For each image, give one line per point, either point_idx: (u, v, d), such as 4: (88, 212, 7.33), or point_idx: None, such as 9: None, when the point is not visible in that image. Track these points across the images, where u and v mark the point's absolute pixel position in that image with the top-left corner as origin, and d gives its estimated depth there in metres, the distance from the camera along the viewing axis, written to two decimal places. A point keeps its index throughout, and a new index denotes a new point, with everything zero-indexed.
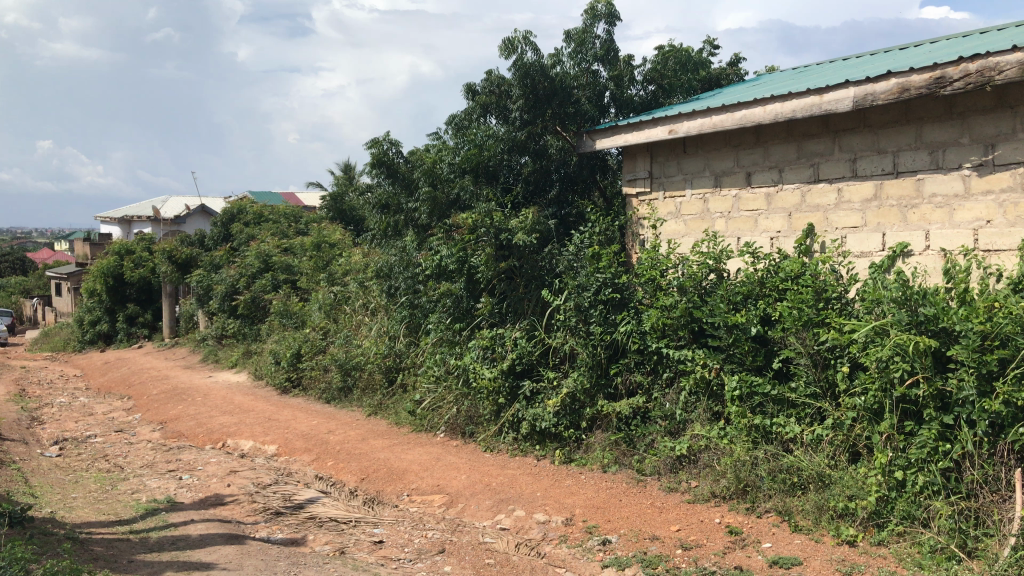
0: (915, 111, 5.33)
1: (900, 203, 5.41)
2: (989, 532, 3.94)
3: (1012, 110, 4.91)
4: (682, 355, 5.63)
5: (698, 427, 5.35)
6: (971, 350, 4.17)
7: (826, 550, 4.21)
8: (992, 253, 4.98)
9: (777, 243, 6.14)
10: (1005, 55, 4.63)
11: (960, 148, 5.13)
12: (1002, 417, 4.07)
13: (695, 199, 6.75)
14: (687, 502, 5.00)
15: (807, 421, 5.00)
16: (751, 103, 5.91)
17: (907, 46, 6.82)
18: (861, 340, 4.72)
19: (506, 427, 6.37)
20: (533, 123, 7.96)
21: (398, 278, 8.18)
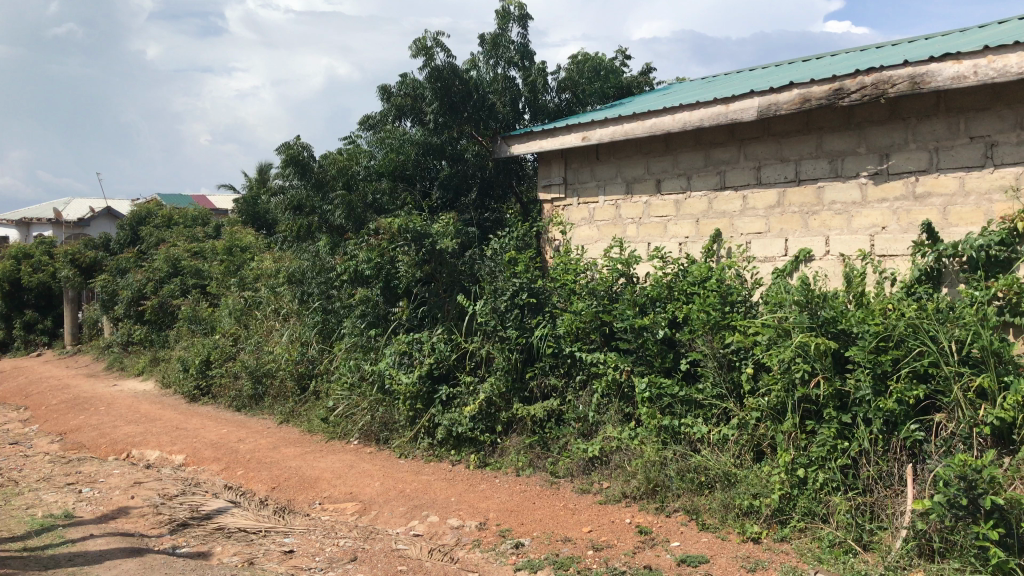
0: (816, 121, 5.53)
1: (802, 210, 5.62)
2: (883, 526, 4.13)
3: (904, 122, 5.13)
4: (595, 358, 5.71)
5: (610, 428, 5.44)
6: (867, 351, 4.38)
7: (731, 547, 4.32)
8: (887, 258, 5.21)
9: (686, 248, 6.29)
10: (897, 69, 4.83)
11: (857, 157, 5.35)
12: (896, 416, 4.27)
13: (608, 205, 6.85)
14: (599, 503, 5.07)
15: (713, 421, 5.12)
16: (660, 112, 6.03)
17: (808, 58, 7.08)
18: (764, 342, 4.88)
19: (421, 433, 6.33)
20: (448, 127, 8.03)
21: (311, 284, 8.05)
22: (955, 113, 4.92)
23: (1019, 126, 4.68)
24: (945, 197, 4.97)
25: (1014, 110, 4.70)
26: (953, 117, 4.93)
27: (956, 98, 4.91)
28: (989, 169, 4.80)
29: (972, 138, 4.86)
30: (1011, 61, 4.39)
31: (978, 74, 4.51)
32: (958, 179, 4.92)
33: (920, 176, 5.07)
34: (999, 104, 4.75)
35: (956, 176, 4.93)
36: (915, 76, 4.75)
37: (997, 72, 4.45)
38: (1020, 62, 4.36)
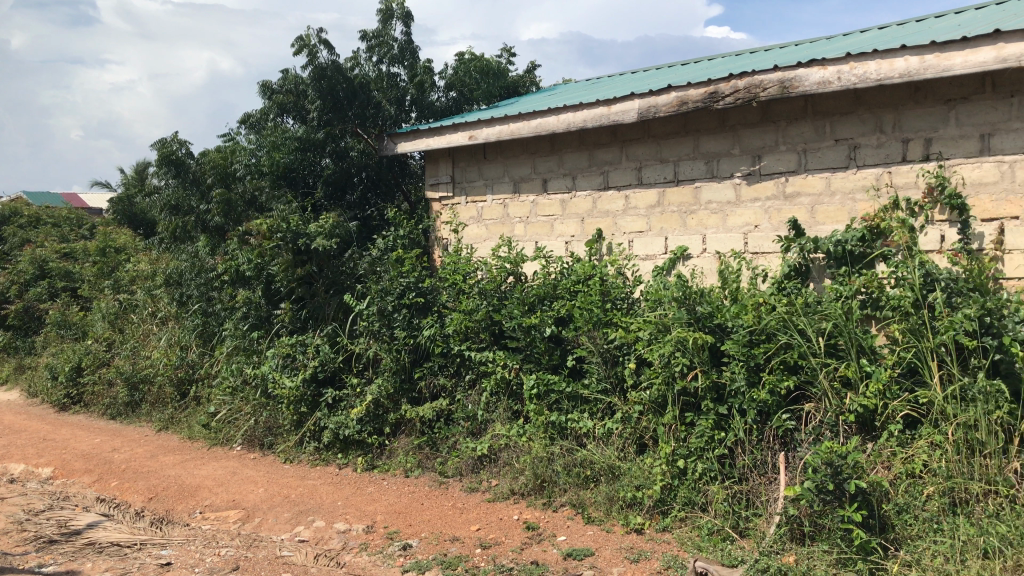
0: (693, 123, 5.71)
1: (681, 210, 5.80)
2: (758, 512, 4.28)
3: (775, 125, 5.36)
4: (484, 357, 5.74)
5: (498, 427, 5.47)
6: (741, 345, 4.57)
7: (615, 539, 4.42)
8: (759, 255, 5.43)
9: (571, 247, 6.40)
10: (768, 74, 5.03)
11: (732, 158, 5.55)
12: (769, 406, 4.46)
13: (496, 204, 6.89)
14: (488, 501, 5.09)
15: (598, 416, 5.21)
16: (545, 112, 6.10)
17: (687, 63, 7.30)
18: (645, 338, 5.02)
19: (307, 437, 6.21)
20: (331, 125, 7.84)
21: (190, 285, 7.76)
22: (821, 117, 5.15)
23: (878, 129, 4.94)
24: (812, 196, 5.20)
25: (874, 114, 4.95)
26: (819, 121, 5.17)
27: (822, 103, 5.15)
28: (852, 170, 5.05)
29: (836, 141, 5.10)
30: (870, 68, 4.63)
31: (841, 80, 4.73)
32: (825, 179, 5.16)
33: (790, 176, 5.30)
34: (860, 108, 5.00)
35: (822, 177, 5.17)
36: (784, 81, 4.95)
37: (857, 79, 4.68)
38: (878, 69, 4.60)
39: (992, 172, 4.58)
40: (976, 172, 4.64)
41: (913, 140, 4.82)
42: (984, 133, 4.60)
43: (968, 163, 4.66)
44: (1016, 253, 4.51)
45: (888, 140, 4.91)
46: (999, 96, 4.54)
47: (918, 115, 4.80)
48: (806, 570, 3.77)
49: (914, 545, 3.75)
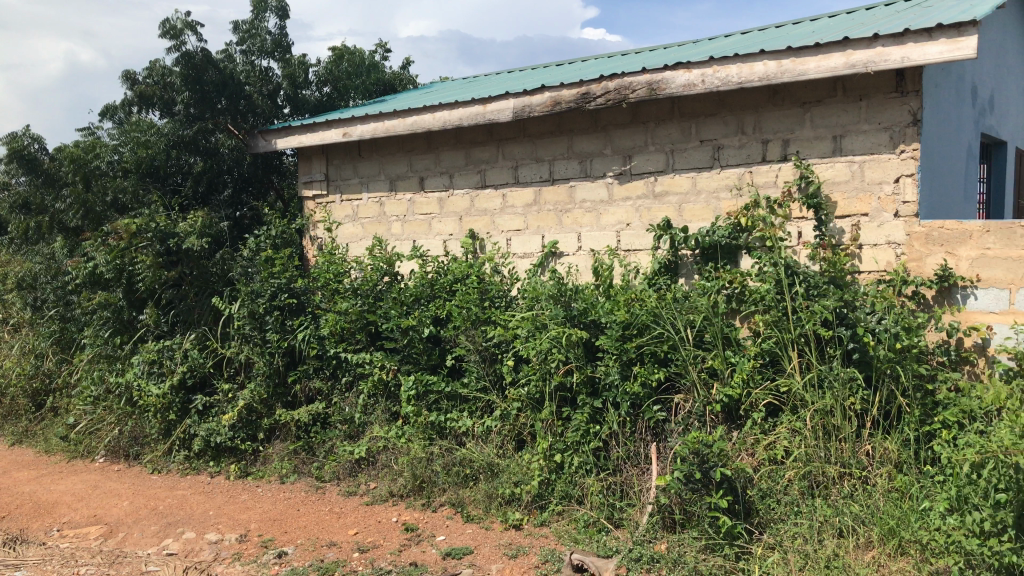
0: (567, 123, 5.80)
1: (556, 209, 5.89)
2: (632, 503, 4.39)
3: (644, 125, 5.50)
4: (360, 359, 5.65)
5: (376, 429, 5.41)
6: (614, 339, 4.68)
7: (494, 536, 4.44)
8: (631, 253, 5.59)
9: (449, 245, 6.40)
10: (637, 76, 5.15)
11: (604, 158, 5.67)
12: (641, 398, 4.58)
13: (372, 202, 6.80)
14: (366, 504, 5.02)
15: (477, 414, 5.22)
16: (420, 110, 6.06)
17: (563, 64, 7.39)
18: (522, 335, 5.06)
19: (176, 446, 5.96)
20: (202, 119, 7.55)
21: (45, 289, 7.31)
22: (688, 118, 5.33)
23: (740, 130, 5.14)
24: (680, 195, 5.38)
25: (736, 116, 5.15)
26: (686, 122, 5.34)
27: (688, 105, 5.32)
28: (716, 169, 5.24)
29: (701, 142, 5.29)
30: (732, 71, 4.80)
31: (706, 82, 4.90)
32: (691, 178, 5.33)
33: (658, 175, 5.45)
34: (724, 110, 5.19)
35: (689, 177, 5.34)
36: (652, 83, 5.08)
37: (720, 82, 4.85)
38: (739, 72, 4.78)
39: (843, 172, 4.82)
40: (829, 172, 4.87)
41: (773, 141, 5.03)
42: (835, 135, 4.83)
43: (822, 163, 4.88)
44: (867, 248, 4.76)
45: (750, 141, 5.12)
46: (847, 100, 4.78)
47: (777, 118, 5.02)
48: (677, 556, 3.88)
49: (776, 528, 3.93)
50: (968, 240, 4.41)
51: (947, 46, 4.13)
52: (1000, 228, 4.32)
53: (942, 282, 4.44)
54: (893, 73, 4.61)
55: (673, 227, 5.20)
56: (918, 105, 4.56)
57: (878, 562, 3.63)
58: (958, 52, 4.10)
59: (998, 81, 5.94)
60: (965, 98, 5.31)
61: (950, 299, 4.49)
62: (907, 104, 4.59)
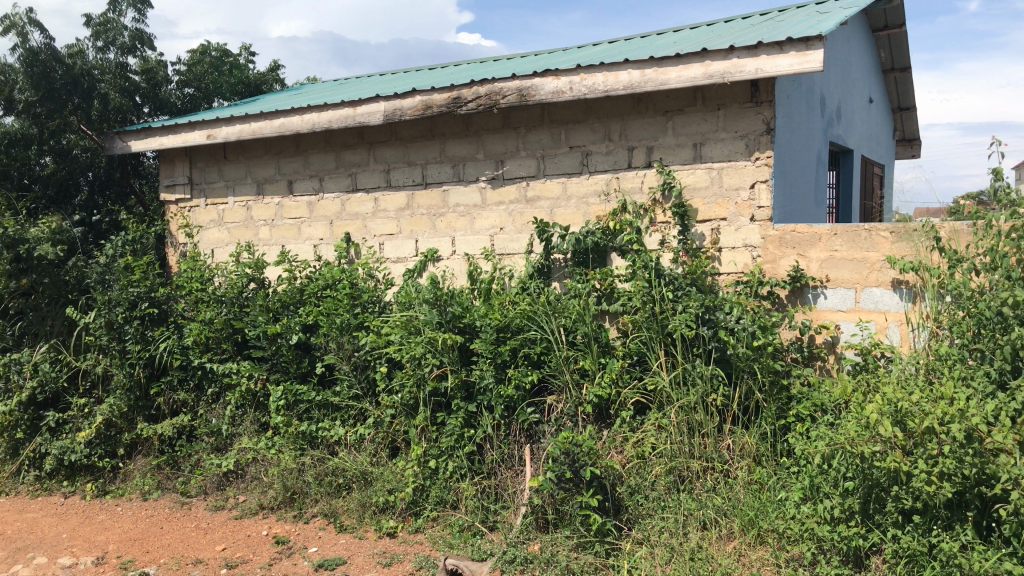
0: (438, 127, 5.79)
1: (429, 213, 5.88)
2: (506, 505, 4.42)
3: (515, 131, 5.56)
4: (227, 368, 5.47)
5: (244, 440, 5.25)
6: (488, 343, 4.70)
7: (368, 545, 4.38)
8: (505, 256, 5.63)
9: (320, 250, 6.28)
10: (506, 82, 5.20)
11: (476, 162, 5.70)
12: (514, 401, 4.63)
13: (238, 207, 6.60)
14: (234, 518, 4.86)
15: (350, 423, 5.15)
16: (288, 112, 5.92)
17: (434, 68, 7.38)
18: (395, 340, 5.01)
19: (25, 465, 5.62)
20: (49, 118, 7.16)
21: None
22: (557, 124, 5.42)
23: (607, 137, 5.27)
24: (551, 200, 5.46)
25: (603, 123, 5.28)
26: (555, 128, 5.43)
27: (557, 111, 5.41)
28: (585, 175, 5.35)
29: (571, 148, 5.39)
30: (598, 79, 4.92)
31: (573, 90, 5.00)
32: (561, 183, 5.43)
33: (529, 180, 5.52)
34: (592, 117, 5.31)
35: (559, 182, 5.43)
36: (521, 89, 5.15)
37: (587, 89, 4.96)
38: (605, 80, 4.90)
39: (703, 178, 5.02)
40: (691, 178, 5.05)
41: (638, 148, 5.19)
42: (696, 142, 5.02)
43: (684, 169, 5.07)
44: (727, 251, 4.96)
45: (616, 147, 5.25)
46: (707, 109, 4.97)
47: (641, 125, 5.17)
48: (550, 556, 3.93)
49: (644, 523, 4.05)
50: (818, 243, 4.67)
51: (797, 59, 4.36)
52: (845, 231, 4.59)
53: (795, 283, 4.68)
54: (748, 84, 4.83)
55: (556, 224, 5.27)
56: (770, 115, 4.79)
57: (738, 552, 3.79)
58: (806, 64, 4.33)
59: (844, 92, 6.32)
60: (814, 109, 5.63)
61: (803, 299, 4.75)
62: (761, 113, 4.82)
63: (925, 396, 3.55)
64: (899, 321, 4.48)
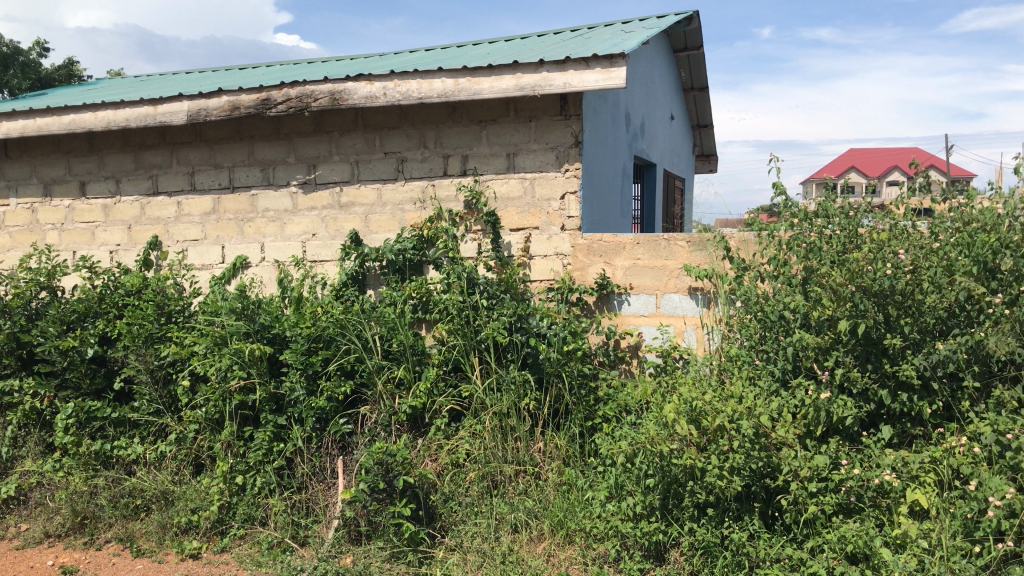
0: (246, 129, 5.58)
1: (237, 218, 5.66)
2: (317, 519, 4.32)
3: (328, 135, 5.45)
4: (8, 386, 5.05)
5: (27, 463, 4.84)
6: (299, 353, 4.56)
7: (168, 569, 4.13)
8: (318, 263, 5.51)
9: (117, 256, 5.90)
10: (318, 85, 5.08)
11: (287, 166, 5.54)
12: (327, 412, 4.54)
13: (22, 209, 6.09)
14: (15, 548, 4.44)
15: (149, 440, 4.87)
16: (79, 108, 5.51)
17: (244, 67, 7.11)
18: (200, 351, 4.75)
19: None
20: None
21: None
22: (371, 130, 5.36)
23: (422, 144, 5.27)
24: (366, 206, 5.39)
25: (418, 130, 5.27)
26: (369, 134, 5.37)
27: (371, 116, 5.34)
28: (400, 182, 5.32)
29: (385, 154, 5.34)
30: (412, 86, 4.90)
31: (387, 95, 4.95)
32: (376, 190, 5.37)
33: (343, 186, 5.43)
34: (406, 123, 5.29)
35: (374, 188, 5.37)
36: (334, 93, 5.05)
37: (401, 96, 4.93)
38: (419, 88, 4.89)
39: (516, 188, 5.12)
40: (504, 187, 5.14)
41: (452, 156, 5.22)
42: (509, 152, 5.12)
43: (498, 179, 5.15)
44: (538, 259, 5.08)
45: (431, 155, 5.26)
46: (519, 120, 5.08)
47: (456, 134, 5.21)
48: (363, 568, 3.86)
49: (457, 529, 4.07)
50: (622, 251, 4.87)
51: (602, 75, 4.54)
52: (647, 240, 4.82)
53: (602, 290, 4.87)
54: (557, 98, 4.97)
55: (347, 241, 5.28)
56: (579, 128, 4.96)
57: (548, 552, 3.89)
58: (611, 81, 4.52)
59: (647, 109, 6.65)
60: (619, 124, 5.89)
61: (609, 305, 4.95)
62: (570, 126, 4.97)
63: (717, 395, 3.78)
64: (695, 325, 4.76)
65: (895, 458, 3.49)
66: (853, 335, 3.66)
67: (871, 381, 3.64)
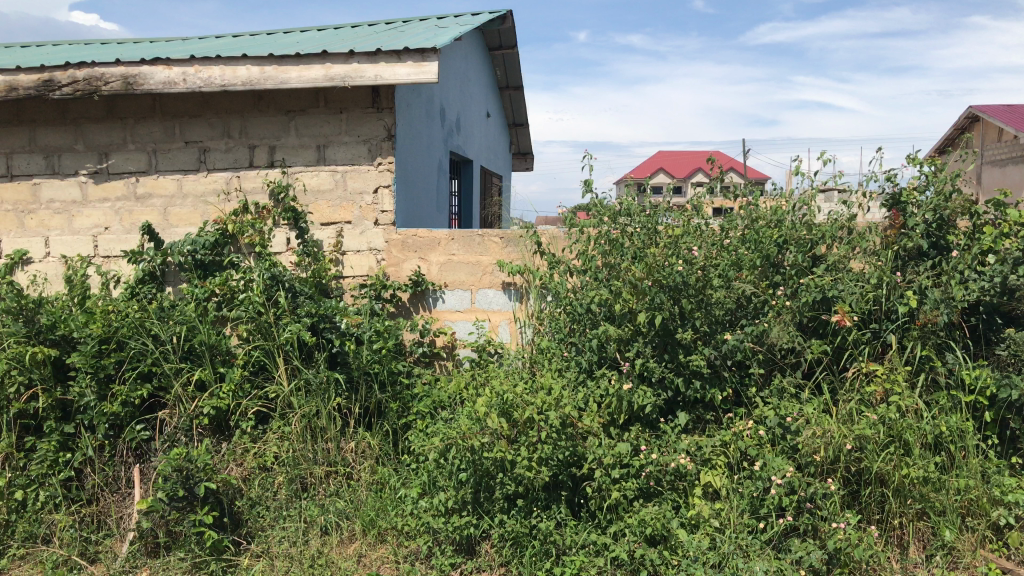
0: (27, 112, 5.13)
1: (16, 209, 5.20)
2: (110, 533, 4.04)
3: (121, 121, 5.09)
4: None
5: None
6: (88, 356, 4.21)
7: None
8: (110, 260, 5.14)
9: None
10: (109, 68, 4.72)
11: (75, 154, 5.13)
12: (121, 417, 4.24)
13: None
14: None
15: None
16: None
17: (28, 45, 6.54)
18: None
19: None
20: None
21: None
22: (169, 117, 5.06)
23: (226, 134, 5.04)
24: (164, 198, 5.08)
25: (222, 119, 5.03)
26: (168, 122, 5.06)
27: (170, 103, 5.04)
28: (202, 173, 5.06)
29: (186, 143, 5.06)
30: (214, 73, 4.66)
31: (187, 82, 4.69)
32: (176, 181, 5.08)
33: (139, 176, 5.09)
34: (209, 111, 5.03)
35: (173, 179, 5.08)
36: (127, 76, 4.71)
37: (203, 82, 4.68)
38: (222, 75, 4.66)
39: (326, 181, 4.99)
40: (314, 180, 5.00)
41: (259, 147, 5.02)
42: (319, 145, 4.98)
43: (307, 171, 5.00)
44: (350, 254, 4.98)
45: (236, 145, 5.04)
46: (329, 111, 4.95)
47: (262, 124, 5.01)
48: None
49: (264, 535, 3.91)
50: (437, 247, 4.86)
51: (414, 69, 4.51)
52: (461, 236, 4.83)
53: (417, 287, 4.83)
54: (369, 90, 4.88)
55: (125, 252, 4.90)
56: (391, 121, 4.90)
57: (359, 553, 3.81)
58: (423, 75, 4.50)
59: (463, 105, 6.67)
60: (434, 119, 5.87)
61: (424, 302, 4.92)
62: (382, 119, 4.90)
63: (527, 388, 3.83)
64: (508, 320, 4.84)
65: (689, 443, 3.68)
66: (652, 327, 3.82)
67: (667, 370, 3.82)
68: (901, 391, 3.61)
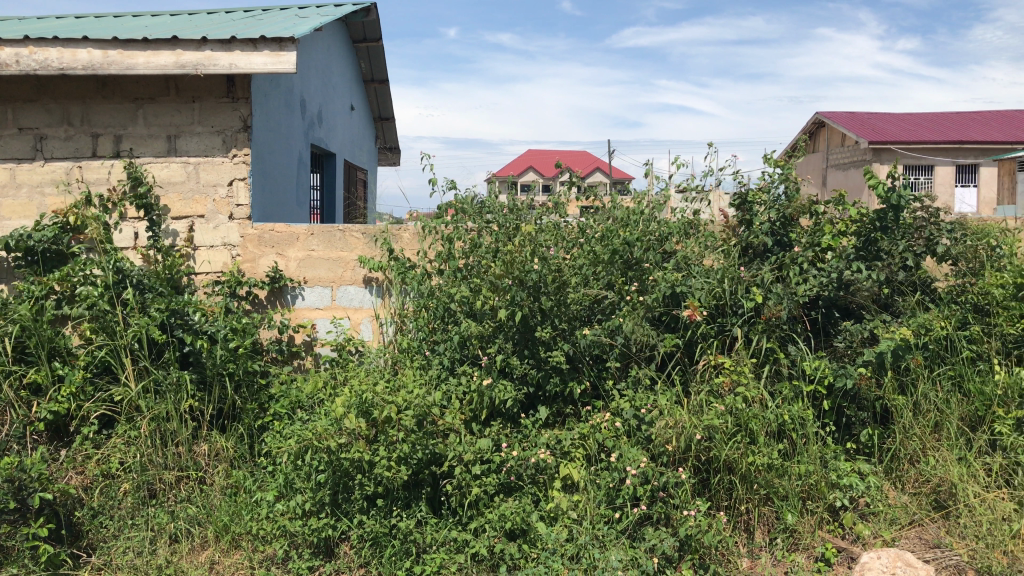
0: None
1: None
2: None
3: None
4: None
5: None
6: None
7: None
8: None
9: None
10: None
11: None
12: None
13: None
14: None
15: None
16: None
17: None
18: None
19: None
20: None
21: None
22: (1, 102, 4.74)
23: (65, 121, 4.74)
24: None
25: (60, 104, 4.73)
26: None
27: (1, 86, 4.73)
28: (39, 162, 4.75)
29: (20, 129, 4.75)
30: (51, 55, 4.37)
31: (19, 64, 4.37)
32: (9, 170, 4.75)
33: None
34: (45, 96, 4.73)
35: (6, 167, 4.75)
36: None
37: (37, 65, 4.38)
38: (59, 58, 4.37)
39: (178, 173, 4.76)
40: (164, 171, 4.76)
41: (103, 135, 4.74)
42: (169, 134, 4.75)
43: (157, 162, 4.76)
44: (203, 250, 4.77)
45: (77, 133, 4.74)
46: (180, 99, 4.73)
47: (106, 111, 4.74)
48: None
49: (106, 546, 3.67)
50: (296, 242, 4.72)
51: (270, 58, 4.37)
52: (321, 231, 4.71)
53: (274, 285, 4.67)
54: (223, 79, 4.69)
55: None
56: (247, 112, 4.72)
57: (211, 560, 3.62)
58: (280, 65, 4.36)
59: (324, 98, 6.52)
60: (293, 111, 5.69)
61: (282, 300, 4.77)
62: (237, 110, 4.72)
63: (387, 386, 3.76)
64: (370, 318, 4.77)
65: (548, 437, 3.73)
66: (513, 323, 3.84)
67: (529, 366, 3.86)
68: (748, 382, 3.74)
